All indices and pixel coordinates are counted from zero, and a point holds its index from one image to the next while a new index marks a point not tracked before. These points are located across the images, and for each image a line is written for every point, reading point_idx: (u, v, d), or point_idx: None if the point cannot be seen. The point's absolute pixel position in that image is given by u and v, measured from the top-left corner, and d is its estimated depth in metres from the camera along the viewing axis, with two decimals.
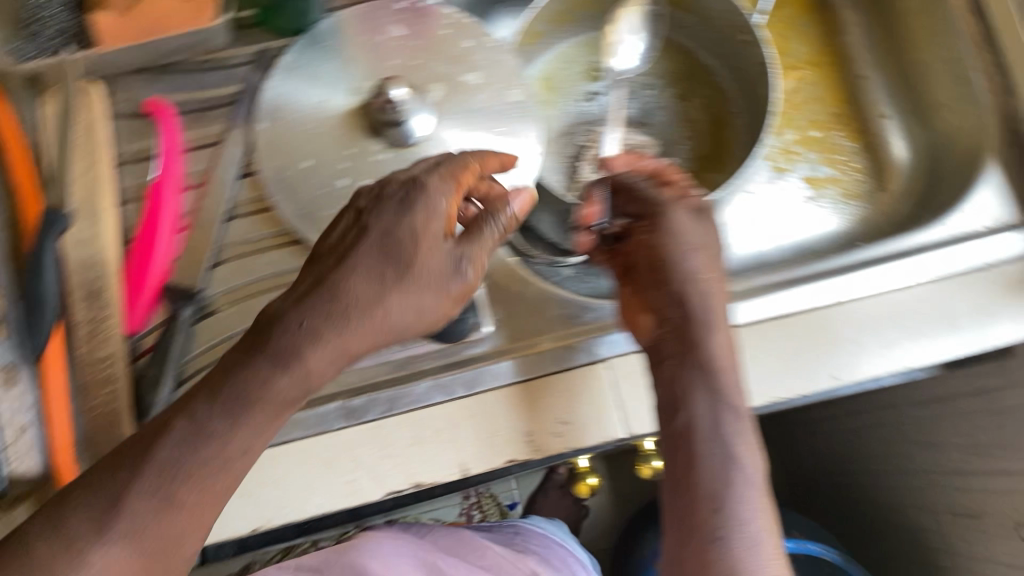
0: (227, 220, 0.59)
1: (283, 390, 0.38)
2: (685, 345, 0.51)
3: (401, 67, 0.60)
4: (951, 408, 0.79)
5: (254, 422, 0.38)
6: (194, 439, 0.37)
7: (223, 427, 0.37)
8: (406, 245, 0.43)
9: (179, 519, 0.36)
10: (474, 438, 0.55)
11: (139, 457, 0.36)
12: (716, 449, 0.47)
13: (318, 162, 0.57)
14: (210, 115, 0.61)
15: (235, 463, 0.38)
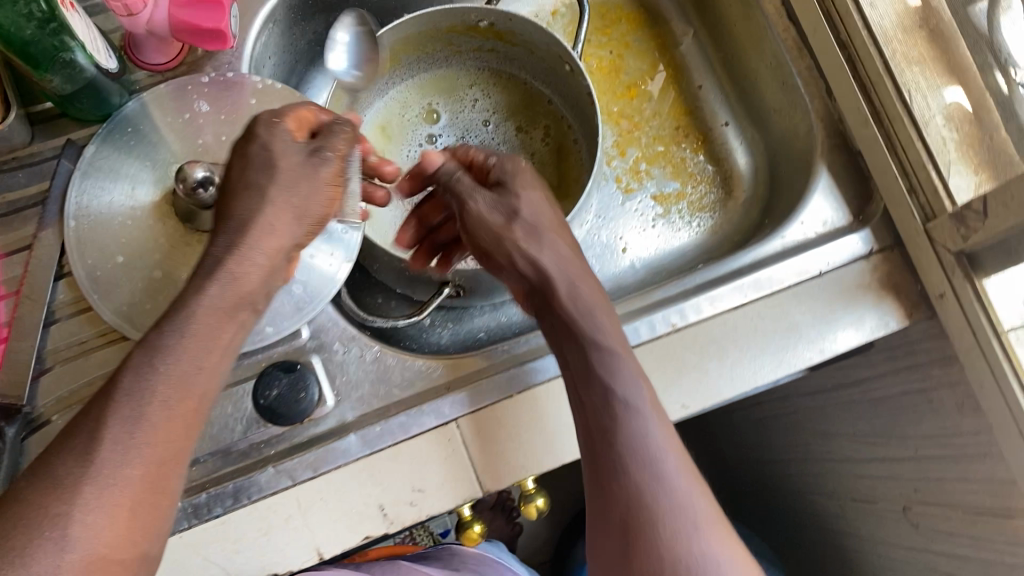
0: (47, 325, 0.57)
1: (193, 362, 0.41)
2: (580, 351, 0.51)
3: (213, 145, 0.58)
4: (833, 397, 0.80)
5: (147, 435, 0.39)
6: (131, 410, 0.38)
7: (151, 398, 0.39)
8: (257, 214, 0.46)
9: (118, 499, 0.37)
10: (326, 518, 0.54)
11: (75, 445, 0.37)
12: (635, 443, 0.48)
13: (136, 255, 0.56)
14: (19, 217, 0.58)
15: (169, 439, 0.39)
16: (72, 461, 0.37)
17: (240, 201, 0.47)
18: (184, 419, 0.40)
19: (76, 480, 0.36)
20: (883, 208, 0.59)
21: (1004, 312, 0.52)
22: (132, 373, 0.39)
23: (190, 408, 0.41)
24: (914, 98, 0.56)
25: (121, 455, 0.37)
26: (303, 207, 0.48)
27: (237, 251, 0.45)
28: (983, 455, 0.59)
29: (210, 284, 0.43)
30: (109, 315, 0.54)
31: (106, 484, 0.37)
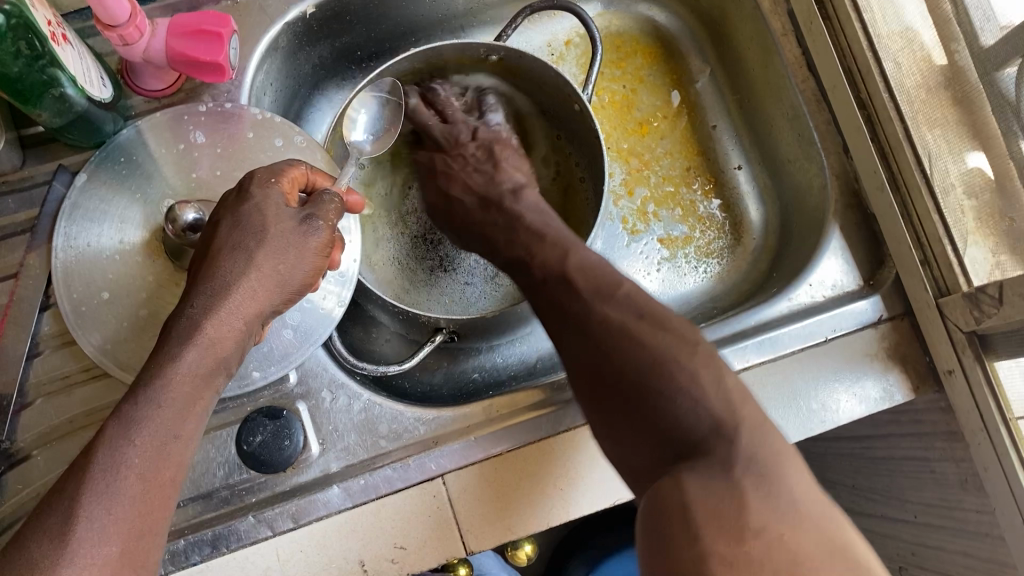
0: (32, 357, 0.55)
1: (168, 432, 0.41)
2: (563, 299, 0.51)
3: (206, 178, 0.56)
4: (839, 452, 0.77)
5: (125, 508, 0.38)
6: (105, 486, 0.38)
7: (125, 472, 0.39)
8: (242, 277, 0.46)
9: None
10: (305, 572, 0.53)
11: (49, 527, 0.37)
12: (622, 339, 0.47)
13: (123, 292, 0.54)
14: (7, 245, 0.56)
15: (146, 512, 0.39)
16: (48, 543, 0.36)
17: (224, 263, 0.46)
18: (160, 491, 0.40)
19: (54, 562, 0.36)
20: (896, 275, 0.57)
21: (1015, 398, 0.50)
22: (107, 448, 0.39)
23: (166, 480, 0.41)
24: (934, 165, 0.54)
25: (99, 533, 0.37)
26: (288, 277, 0.48)
27: (214, 311, 0.45)
28: (985, 534, 0.57)
29: (187, 345, 0.43)
30: (94, 353, 0.53)
31: (85, 564, 0.36)
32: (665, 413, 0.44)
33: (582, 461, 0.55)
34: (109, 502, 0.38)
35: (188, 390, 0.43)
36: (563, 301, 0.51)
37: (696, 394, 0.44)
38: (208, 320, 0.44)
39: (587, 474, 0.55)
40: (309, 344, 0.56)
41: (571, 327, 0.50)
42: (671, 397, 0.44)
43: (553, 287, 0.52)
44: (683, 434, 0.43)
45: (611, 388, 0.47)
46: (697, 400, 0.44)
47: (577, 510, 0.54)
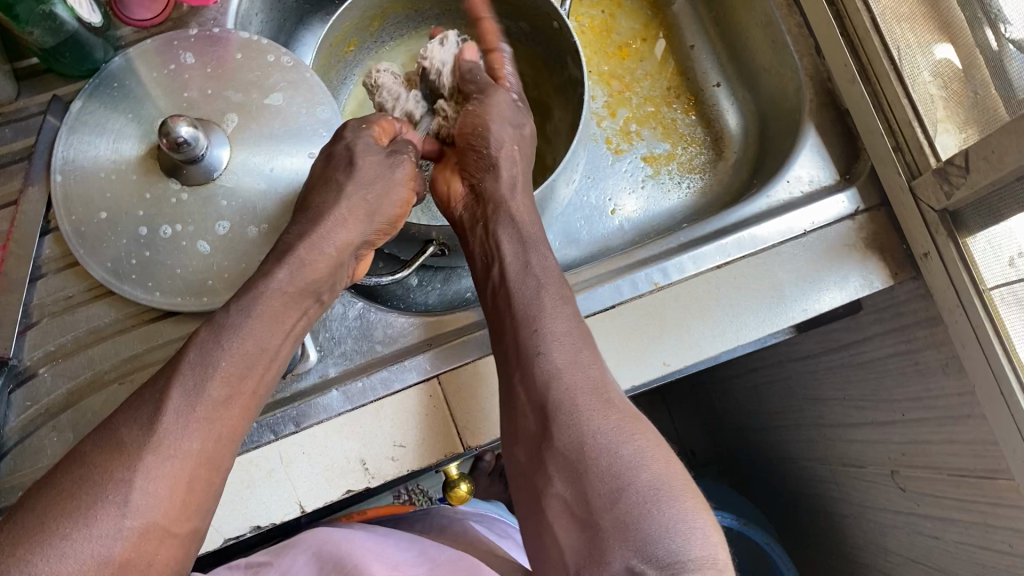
0: (36, 279, 0.57)
1: (255, 343, 0.46)
2: (549, 338, 0.50)
3: (196, 98, 0.58)
4: (830, 367, 0.79)
5: (210, 408, 0.43)
6: (195, 389, 0.42)
7: (214, 377, 0.43)
8: (335, 205, 0.52)
9: (177, 471, 0.40)
10: (308, 472, 0.54)
11: (137, 416, 0.41)
12: (601, 408, 0.47)
13: (120, 210, 0.56)
14: (7, 171, 0.58)
15: (225, 417, 0.44)
16: (137, 430, 0.40)
17: (320, 194, 0.53)
18: (241, 400, 0.45)
19: (143, 444, 0.40)
20: (870, 166, 0.59)
21: (986, 269, 0.51)
22: (200, 349, 0.44)
23: (246, 388, 0.45)
24: (902, 54, 0.55)
25: (185, 432, 0.41)
26: (376, 206, 0.54)
27: (311, 243, 0.50)
28: (967, 415, 0.59)
29: (280, 269, 0.49)
30: (96, 269, 0.55)
31: (169, 453, 0.40)
32: (645, 516, 0.41)
33: None
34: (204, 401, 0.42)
35: (276, 321, 0.48)
36: (528, 341, 0.51)
37: (679, 503, 0.42)
38: (302, 244, 0.50)
39: None
40: None
41: (551, 375, 0.49)
42: (655, 504, 0.42)
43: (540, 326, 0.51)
44: (663, 554, 0.39)
45: (580, 459, 0.45)
46: (680, 516, 0.42)
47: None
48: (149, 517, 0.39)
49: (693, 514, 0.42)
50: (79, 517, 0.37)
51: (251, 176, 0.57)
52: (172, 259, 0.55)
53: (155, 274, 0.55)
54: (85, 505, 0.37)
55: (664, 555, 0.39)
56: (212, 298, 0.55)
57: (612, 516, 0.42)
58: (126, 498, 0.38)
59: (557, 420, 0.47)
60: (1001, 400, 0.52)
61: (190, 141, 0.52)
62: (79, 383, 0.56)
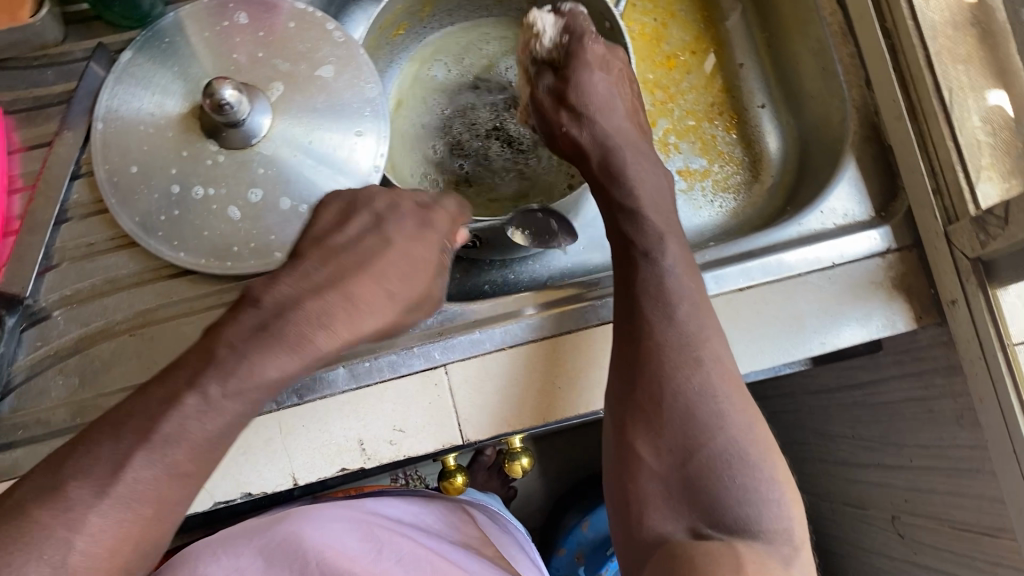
0: (60, 223, 0.57)
1: (228, 425, 0.36)
2: (648, 295, 0.48)
3: (244, 61, 0.57)
4: (843, 403, 0.78)
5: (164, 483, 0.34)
6: (163, 453, 0.34)
7: (183, 448, 0.34)
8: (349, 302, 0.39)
9: (122, 544, 0.33)
10: (305, 446, 0.54)
11: (113, 450, 0.33)
12: (691, 366, 0.45)
13: (154, 165, 0.56)
14: (44, 113, 0.59)
15: (164, 511, 0.34)
16: (86, 489, 0.32)
17: (360, 282, 0.40)
18: (198, 479, 0.36)
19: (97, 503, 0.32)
20: (907, 206, 0.58)
21: (1014, 325, 0.50)
22: (178, 412, 0.34)
23: (197, 477, 0.35)
24: (955, 95, 0.54)
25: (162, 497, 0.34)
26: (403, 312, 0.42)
27: (321, 315, 0.38)
28: (976, 471, 0.58)
29: (291, 358, 0.37)
30: (125, 221, 0.56)
31: (120, 522, 0.32)
32: (719, 476, 0.43)
33: (583, 357, 0.56)
34: (155, 474, 0.33)
35: (260, 393, 0.36)
36: (642, 281, 0.49)
37: (751, 471, 0.43)
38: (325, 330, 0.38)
39: (585, 376, 0.56)
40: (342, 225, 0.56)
41: (647, 328, 0.47)
42: (728, 469, 0.43)
43: (638, 282, 0.49)
44: (731, 521, 0.41)
45: (658, 412, 0.44)
46: (754, 486, 0.42)
47: (575, 406, 0.56)
48: None
49: (767, 483, 0.43)
50: None
51: (289, 147, 0.56)
52: (202, 220, 0.56)
53: (182, 233, 0.56)
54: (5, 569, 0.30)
55: (731, 518, 0.41)
56: (234, 265, 0.55)
57: (682, 475, 0.43)
58: (72, 547, 0.31)
59: (646, 369, 0.46)
60: (1016, 462, 0.51)
61: (237, 111, 0.53)
62: (92, 330, 0.56)
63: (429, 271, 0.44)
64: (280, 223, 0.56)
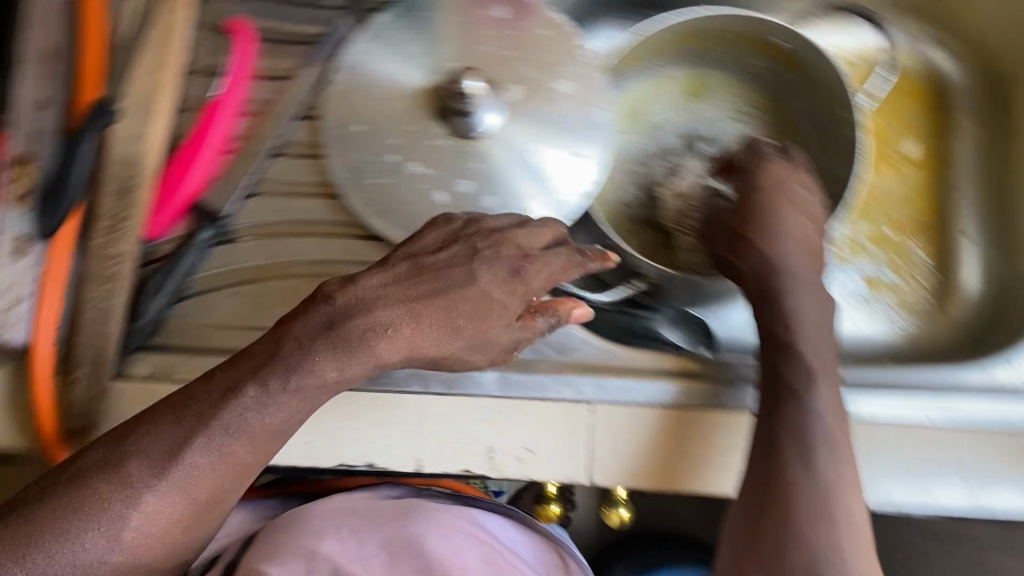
0: (273, 155, 0.59)
1: (241, 440, 0.40)
2: (790, 437, 0.44)
3: (487, 55, 0.58)
4: None
5: (213, 468, 0.40)
6: (217, 444, 0.40)
7: (235, 441, 0.40)
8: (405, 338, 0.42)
9: (176, 512, 0.40)
10: (437, 438, 0.55)
11: (179, 439, 0.40)
12: (826, 524, 0.41)
13: (377, 130, 0.57)
14: (288, 50, 0.61)
15: (219, 488, 0.41)
16: (150, 469, 0.39)
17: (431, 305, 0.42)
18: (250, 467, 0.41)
19: (166, 485, 0.39)
20: None
21: None
22: (234, 409, 0.40)
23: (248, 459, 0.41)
24: None
25: (204, 494, 0.40)
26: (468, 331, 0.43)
27: (385, 323, 0.41)
28: None
29: (340, 366, 0.41)
30: (337, 170, 0.58)
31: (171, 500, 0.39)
32: None
33: (735, 441, 0.54)
34: (205, 460, 0.40)
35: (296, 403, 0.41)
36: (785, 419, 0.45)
37: None
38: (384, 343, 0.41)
39: (728, 454, 0.54)
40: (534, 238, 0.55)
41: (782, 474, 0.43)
42: None
43: (780, 418, 0.45)
44: None
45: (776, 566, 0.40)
46: None
47: (708, 484, 0.54)
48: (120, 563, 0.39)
49: None
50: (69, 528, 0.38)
51: (507, 149, 0.57)
52: (406, 194, 0.57)
53: (383, 200, 0.57)
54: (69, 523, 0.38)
55: None
56: None
57: None
58: (132, 519, 0.39)
59: (771, 518, 0.42)
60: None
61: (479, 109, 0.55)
62: (273, 264, 0.58)
63: (503, 317, 0.44)
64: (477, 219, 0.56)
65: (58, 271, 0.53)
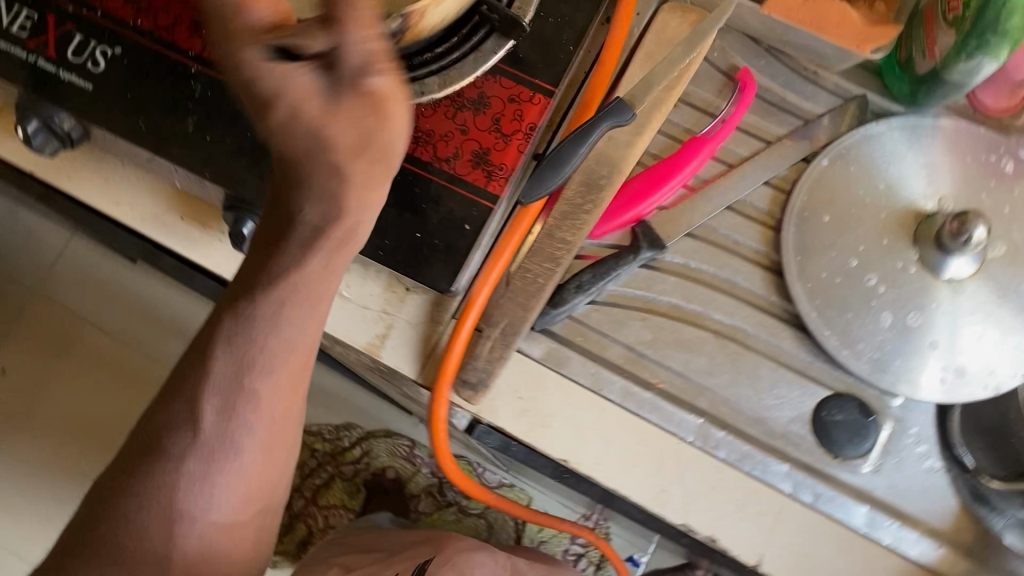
0: (725, 208, 0.60)
1: (293, 327, 0.42)
2: None
3: (981, 205, 0.57)
4: None
5: (274, 360, 0.43)
6: (237, 384, 0.44)
7: (263, 376, 0.43)
8: (347, 187, 0.36)
9: (263, 430, 0.46)
10: (785, 543, 0.53)
11: (195, 468, 0.46)
12: None
13: (842, 230, 0.57)
14: (776, 114, 0.61)
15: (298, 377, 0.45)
16: (220, 418, 0.45)
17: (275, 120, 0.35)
18: (305, 359, 0.44)
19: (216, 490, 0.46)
20: None
21: None
22: (239, 339, 0.42)
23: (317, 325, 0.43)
24: None
25: (251, 490, 0.48)
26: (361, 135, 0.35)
27: (324, 195, 0.37)
28: None
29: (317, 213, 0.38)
30: (788, 251, 0.57)
31: (244, 430, 0.45)
32: None
33: None
34: (267, 362, 0.43)
35: (362, 196, 0.37)
36: None
37: None
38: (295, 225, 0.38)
39: None
40: (962, 398, 0.53)
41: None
42: None
43: None
44: None
45: None
46: None
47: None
48: (231, 501, 0.47)
49: None
50: (179, 496, 0.46)
51: (966, 302, 0.55)
52: (854, 303, 0.56)
53: (829, 297, 0.56)
54: (182, 492, 0.46)
55: None
56: (847, 357, 0.55)
57: None
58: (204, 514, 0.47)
59: None
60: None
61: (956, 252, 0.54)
62: (685, 309, 0.58)
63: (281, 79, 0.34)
64: (912, 356, 0.55)
65: (508, 250, 0.54)
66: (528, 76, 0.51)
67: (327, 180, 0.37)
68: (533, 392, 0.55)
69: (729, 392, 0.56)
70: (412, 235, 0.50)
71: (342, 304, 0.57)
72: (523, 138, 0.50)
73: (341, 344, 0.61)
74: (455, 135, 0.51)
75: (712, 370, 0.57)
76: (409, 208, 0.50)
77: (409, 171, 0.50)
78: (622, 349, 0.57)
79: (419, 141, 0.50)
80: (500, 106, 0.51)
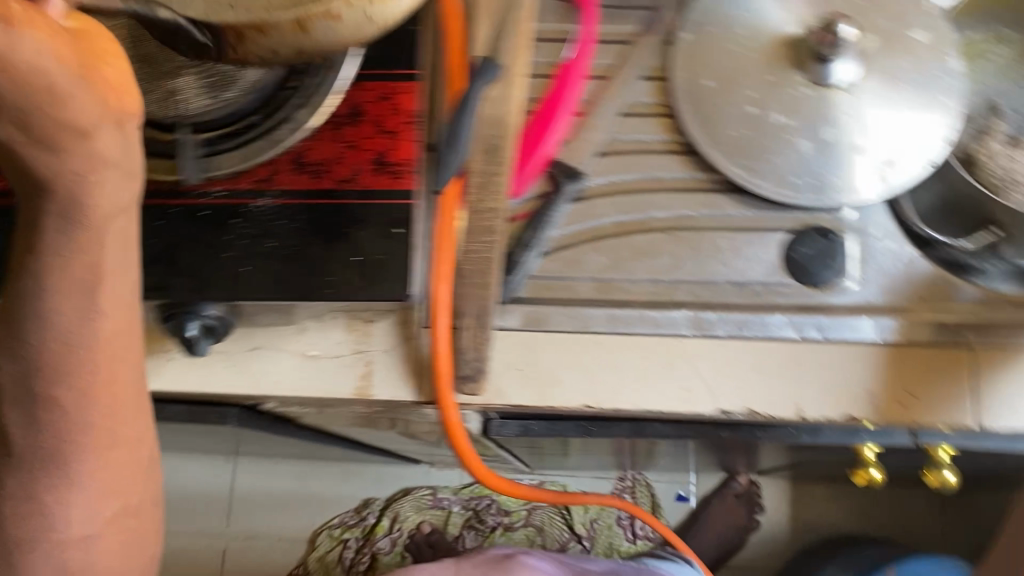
0: (620, 115, 0.61)
1: (75, 303, 0.36)
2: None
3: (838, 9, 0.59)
4: None
5: (75, 326, 0.37)
6: (49, 354, 0.37)
7: (77, 342, 0.37)
8: (61, 129, 0.32)
9: (101, 408, 0.40)
10: (815, 383, 0.54)
11: (23, 484, 0.41)
12: None
13: (729, 85, 0.59)
14: (623, 12, 0.62)
15: (117, 343, 0.39)
16: (58, 407, 0.39)
17: None
18: (119, 283, 0.37)
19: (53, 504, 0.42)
20: None
21: None
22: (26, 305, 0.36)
23: (113, 263, 0.36)
24: None
25: (114, 491, 0.43)
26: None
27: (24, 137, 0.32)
28: None
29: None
30: (693, 127, 0.59)
31: (84, 415, 0.40)
32: None
33: None
34: (79, 332, 0.37)
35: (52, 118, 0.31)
36: None
37: None
38: None
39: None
40: (899, 184, 0.56)
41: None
42: None
43: None
44: None
45: None
46: None
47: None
48: (102, 479, 0.42)
49: None
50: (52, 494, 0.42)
51: (866, 99, 0.57)
52: (771, 144, 0.57)
53: (748, 152, 0.57)
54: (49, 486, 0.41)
55: None
56: (789, 195, 0.56)
57: None
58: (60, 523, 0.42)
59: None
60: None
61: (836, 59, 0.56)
62: (629, 220, 0.59)
63: None
64: (843, 167, 0.56)
65: (449, 238, 0.51)
66: (387, 71, 0.52)
67: (26, 134, 0.32)
68: (529, 359, 0.56)
69: (702, 276, 0.57)
70: (348, 260, 0.48)
71: (314, 364, 0.56)
72: (409, 128, 0.50)
73: (329, 407, 0.61)
74: (346, 153, 0.50)
75: (677, 263, 0.58)
76: (334, 238, 0.49)
77: (319, 205, 0.49)
78: (590, 282, 0.58)
79: (313, 174, 0.50)
80: (373, 109, 0.51)
